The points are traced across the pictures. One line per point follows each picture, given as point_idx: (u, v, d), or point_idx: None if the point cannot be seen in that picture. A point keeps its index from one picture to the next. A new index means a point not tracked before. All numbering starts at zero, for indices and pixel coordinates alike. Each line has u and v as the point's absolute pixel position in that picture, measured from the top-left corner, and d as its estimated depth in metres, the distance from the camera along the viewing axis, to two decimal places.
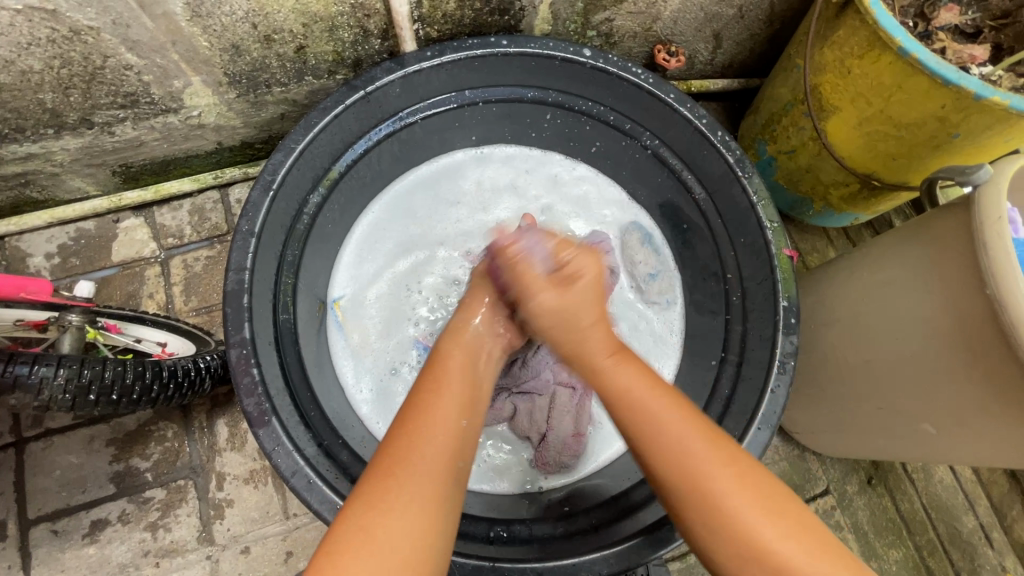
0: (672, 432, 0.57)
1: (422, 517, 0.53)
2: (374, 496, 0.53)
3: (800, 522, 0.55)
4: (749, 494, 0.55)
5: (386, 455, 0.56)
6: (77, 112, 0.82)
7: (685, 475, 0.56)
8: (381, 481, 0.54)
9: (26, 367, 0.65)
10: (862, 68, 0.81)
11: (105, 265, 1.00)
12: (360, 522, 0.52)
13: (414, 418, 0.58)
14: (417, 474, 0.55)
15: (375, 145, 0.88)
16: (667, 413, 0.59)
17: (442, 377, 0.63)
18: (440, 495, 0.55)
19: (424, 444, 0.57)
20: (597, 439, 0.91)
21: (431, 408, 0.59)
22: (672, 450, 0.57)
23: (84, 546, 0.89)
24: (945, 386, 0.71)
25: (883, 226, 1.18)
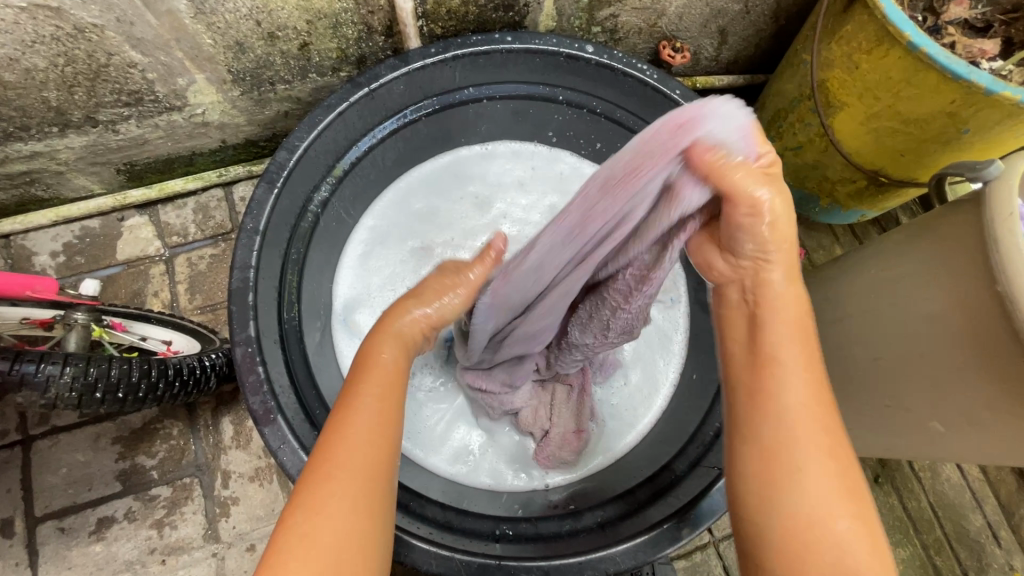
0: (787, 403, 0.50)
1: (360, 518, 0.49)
2: (313, 501, 0.48)
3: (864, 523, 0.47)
4: (834, 492, 0.48)
5: (317, 458, 0.51)
6: (82, 111, 0.82)
7: (780, 460, 0.49)
8: (316, 488, 0.49)
9: (33, 365, 0.65)
10: (870, 64, 0.81)
11: (110, 263, 1.00)
12: (300, 531, 0.47)
13: (346, 423, 0.53)
14: (350, 476, 0.50)
15: (380, 142, 0.87)
16: (789, 388, 0.51)
17: (373, 372, 0.56)
18: (377, 494, 0.51)
19: (361, 443, 0.52)
20: (600, 437, 0.90)
21: (363, 404, 0.54)
22: (783, 424, 0.50)
23: (91, 544, 0.89)
24: (954, 384, 0.70)
25: (890, 222, 1.18)
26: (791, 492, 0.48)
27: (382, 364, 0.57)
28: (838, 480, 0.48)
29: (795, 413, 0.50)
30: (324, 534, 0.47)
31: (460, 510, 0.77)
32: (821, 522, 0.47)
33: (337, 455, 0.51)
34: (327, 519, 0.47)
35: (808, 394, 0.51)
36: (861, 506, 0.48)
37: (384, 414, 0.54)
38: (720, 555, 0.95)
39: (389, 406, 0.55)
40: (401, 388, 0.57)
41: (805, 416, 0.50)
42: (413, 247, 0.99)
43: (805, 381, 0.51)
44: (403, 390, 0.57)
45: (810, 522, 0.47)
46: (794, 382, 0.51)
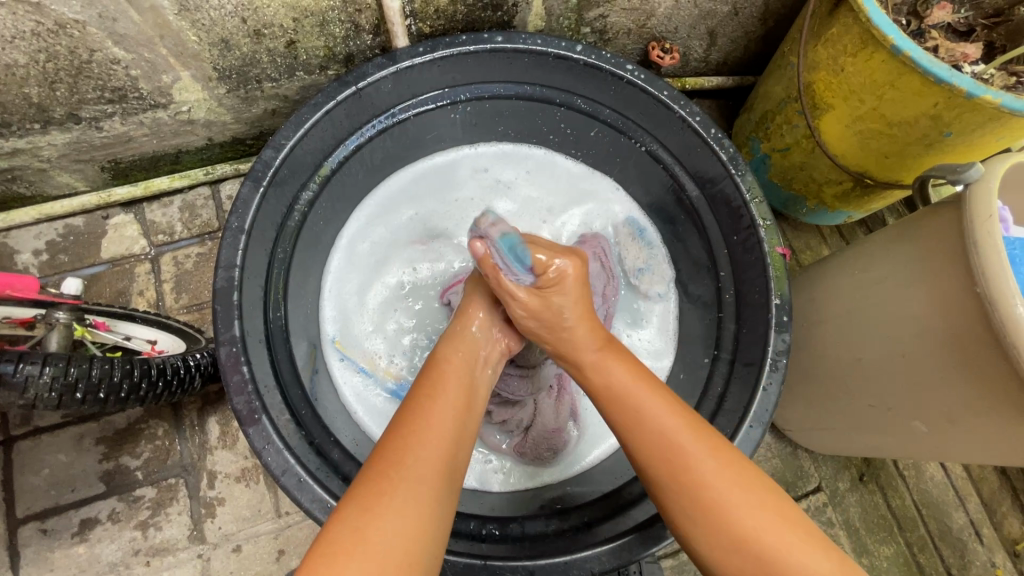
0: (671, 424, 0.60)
1: (420, 519, 0.52)
2: (370, 498, 0.52)
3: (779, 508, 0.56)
4: (745, 493, 0.56)
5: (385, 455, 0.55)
6: (64, 107, 0.81)
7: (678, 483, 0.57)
8: (378, 484, 0.53)
9: (11, 365, 0.65)
10: (855, 67, 0.81)
11: (94, 262, 0.99)
12: (353, 524, 0.50)
13: (408, 432, 0.57)
14: (411, 483, 0.53)
15: (367, 141, 0.87)
16: (668, 418, 0.60)
17: (441, 381, 0.63)
18: (436, 501, 0.53)
19: (427, 447, 0.56)
20: (582, 442, 0.90)
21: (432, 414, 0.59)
22: (680, 446, 0.58)
23: (73, 545, 0.88)
24: (935, 383, 0.71)
25: (875, 224, 1.19)
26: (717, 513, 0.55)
27: (448, 377, 0.64)
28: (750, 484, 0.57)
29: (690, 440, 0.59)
30: (382, 529, 0.50)
31: None
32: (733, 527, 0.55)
33: (404, 458, 0.55)
34: (387, 516, 0.50)
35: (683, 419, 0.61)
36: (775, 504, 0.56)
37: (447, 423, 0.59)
38: None
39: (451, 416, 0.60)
40: (462, 401, 0.62)
41: (693, 434, 0.59)
42: (406, 237, 0.99)
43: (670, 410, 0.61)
44: (464, 405, 0.62)
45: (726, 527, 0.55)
46: (660, 410, 0.61)
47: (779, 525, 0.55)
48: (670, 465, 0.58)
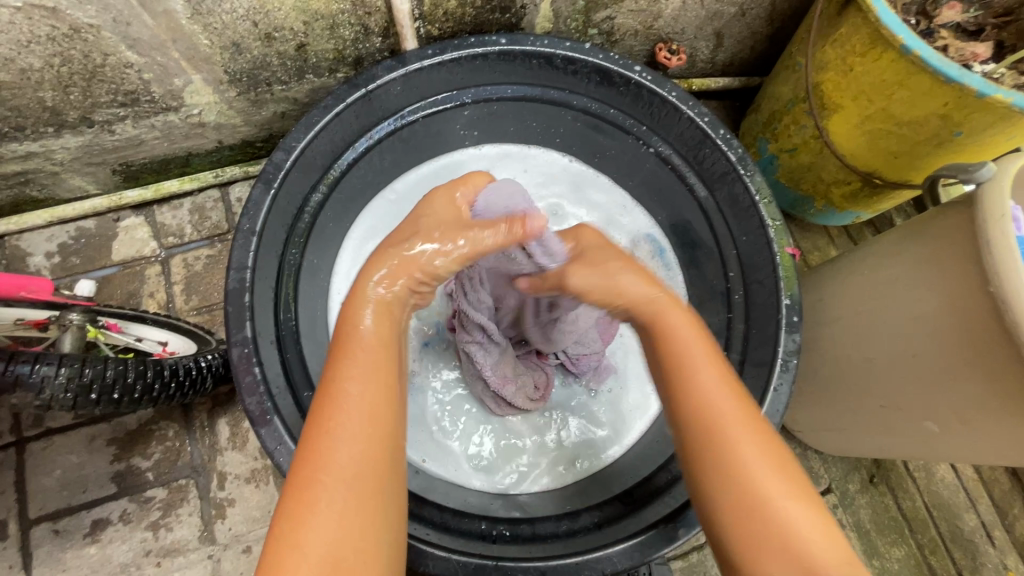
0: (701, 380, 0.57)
1: (353, 513, 0.47)
2: (299, 507, 0.47)
3: (804, 494, 0.51)
4: (754, 443, 0.53)
5: (306, 452, 0.50)
6: (77, 111, 0.82)
7: (713, 429, 0.54)
8: (303, 486, 0.48)
9: (28, 366, 0.65)
10: (863, 67, 0.82)
11: (105, 264, 0.99)
12: (285, 540, 0.46)
13: (327, 419, 0.51)
14: (338, 477, 0.48)
15: (377, 143, 0.88)
16: (704, 377, 0.57)
17: (347, 355, 0.54)
18: (381, 484, 0.50)
19: (344, 438, 0.50)
20: (585, 446, 0.89)
21: (347, 392, 0.52)
22: (713, 408, 0.55)
23: (85, 546, 0.88)
24: (946, 382, 0.71)
25: (884, 224, 1.19)
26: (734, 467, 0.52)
27: (364, 338, 0.56)
28: (766, 445, 0.53)
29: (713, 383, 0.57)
30: (314, 525, 0.46)
31: (455, 511, 0.77)
32: (764, 508, 0.50)
33: (323, 453, 0.49)
34: (318, 511, 0.47)
35: (727, 384, 0.57)
36: (792, 482, 0.52)
37: (365, 400, 0.52)
38: None
39: (376, 390, 0.53)
40: (389, 365, 0.55)
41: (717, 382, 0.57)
42: None
43: (721, 375, 0.57)
44: (391, 367, 0.55)
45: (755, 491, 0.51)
46: (711, 373, 0.57)
47: (795, 501, 0.51)
48: (694, 408, 0.56)
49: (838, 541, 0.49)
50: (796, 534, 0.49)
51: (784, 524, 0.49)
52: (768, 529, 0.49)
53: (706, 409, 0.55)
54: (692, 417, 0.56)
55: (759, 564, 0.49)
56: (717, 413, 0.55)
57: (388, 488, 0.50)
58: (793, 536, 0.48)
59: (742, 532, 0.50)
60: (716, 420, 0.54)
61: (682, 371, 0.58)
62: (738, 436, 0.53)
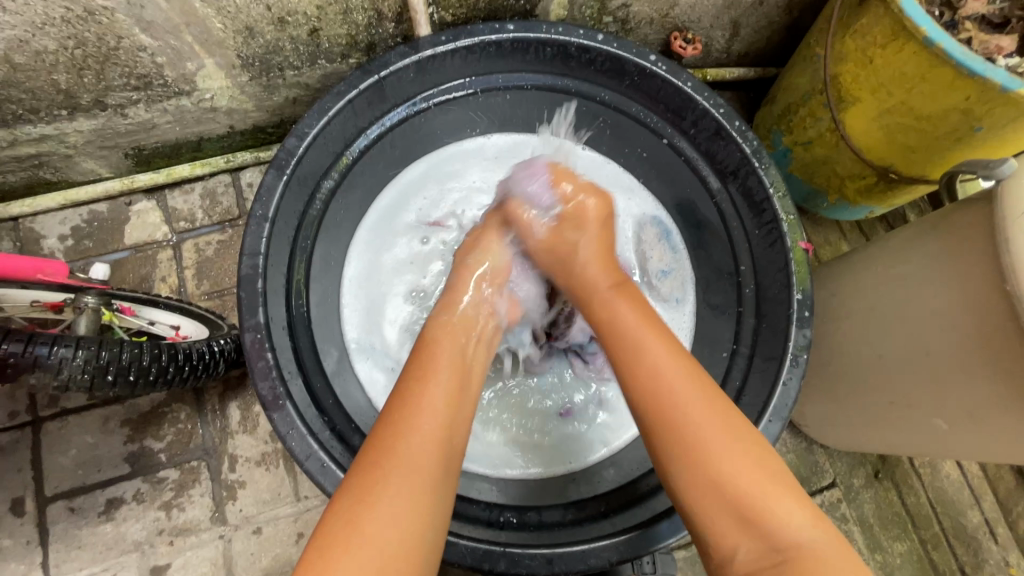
0: (678, 396, 0.57)
1: (416, 513, 0.50)
2: (367, 489, 0.50)
3: (794, 496, 0.53)
4: (730, 447, 0.54)
5: (380, 440, 0.54)
6: (91, 94, 0.82)
7: (681, 445, 0.55)
8: (371, 473, 0.51)
9: (45, 348, 0.66)
10: (884, 58, 0.80)
11: (117, 247, 1.00)
12: (347, 516, 0.49)
13: (403, 414, 0.55)
14: (406, 472, 0.52)
15: (388, 130, 0.88)
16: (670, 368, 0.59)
17: (429, 368, 0.61)
18: (433, 485, 0.52)
19: (419, 429, 0.54)
20: (590, 435, 0.90)
21: (431, 392, 0.57)
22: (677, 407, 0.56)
23: (100, 524, 0.90)
24: (959, 379, 0.71)
25: (896, 220, 1.17)
26: (710, 471, 0.53)
27: (443, 358, 0.62)
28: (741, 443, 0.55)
29: (674, 375, 0.58)
30: (377, 518, 0.49)
31: (464, 497, 0.79)
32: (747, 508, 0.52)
33: (395, 446, 0.53)
34: (380, 505, 0.50)
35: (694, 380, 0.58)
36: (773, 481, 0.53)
37: (439, 405, 0.57)
38: None
39: (451, 398, 0.58)
40: (464, 383, 0.61)
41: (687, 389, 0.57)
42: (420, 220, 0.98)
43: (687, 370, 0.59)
44: (466, 387, 0.61)
45: (733, 499, 0.52)
46: (677, 371, 0.59)
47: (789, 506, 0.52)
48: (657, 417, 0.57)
49: (849, 552, 0.50)
50: (771, 500, 0.52)
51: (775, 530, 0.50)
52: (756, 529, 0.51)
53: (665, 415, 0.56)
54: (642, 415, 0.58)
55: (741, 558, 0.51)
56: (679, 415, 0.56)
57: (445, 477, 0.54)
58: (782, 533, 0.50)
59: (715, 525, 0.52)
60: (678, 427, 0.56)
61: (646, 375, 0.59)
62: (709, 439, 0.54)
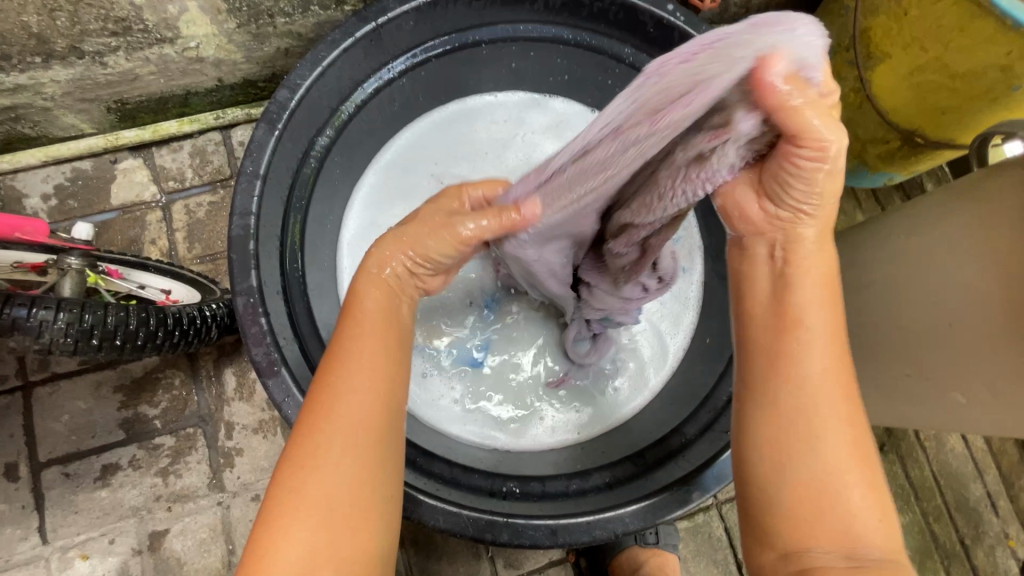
0: (811, 353, 0.47)
1: (359, 479, 0.47)
2: (303, 462, 0.47)
3: (868, 474, 0.47)
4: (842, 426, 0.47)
5: (313, 409, 0.49)
6: (66, 40, 0.76)
7: (803, 418, 0.46)
8: (306, 445, 0.48)
9: (24, 310, 0.63)
10: (921, 10, 0.75)
11: (104, 208, 0.96)
12: (286, 492, 0.46)
13: (334, 378, 0.50)
14: (343, 439, 0.48)
15: (387, 84, 0.83)
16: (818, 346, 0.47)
17: (356, 323, 0.54)
18: (373, 447, 0.49)
19: (353, 394, 0.50)
20: (600, 407, 0.87)
21: (357, 353, 0.51)
22: (805, 374, 0.47)
23: (96, 489, 0.89)
24: (982, 354, 0.68)
25: (915, 188, 1.13)
26: (807, 451, 0.46)
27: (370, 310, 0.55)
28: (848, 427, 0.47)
29: (818, 349, 0.47)
30: (318, 490, 0.46)
31: (465, 468, 0.77)
32: (834, 490, 0.45)
33: (329, 413, 0.49)
34: (319, 477, 0.46)
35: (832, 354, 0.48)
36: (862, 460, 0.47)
37: (370, 364, 0.51)
38: (722, 517, 0.96)
39: (382, 354, 0.52)
40: (392, 333, 0.54)
41: (826, 349, 0.47)
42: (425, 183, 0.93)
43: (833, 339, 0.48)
44: (393, 336, 0.54)
45: (823, 474, 0.46)
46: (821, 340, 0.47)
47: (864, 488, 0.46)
48: (784, 388, 0.47)
49: (894, 523, 0.46)
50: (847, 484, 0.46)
51: (848, 505, 0.45)
52: (836, 513, 0.45)
53: (799, 384, 0.47)
54: (775, 390, 0.48)
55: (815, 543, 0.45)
56: (810, 390, 0.47)
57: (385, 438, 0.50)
58: (855, 516, 0.45)
59: (802, 510, 0.45)
60: (809, 395, 0.47)
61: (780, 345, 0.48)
62: (824, 420, 0.46)
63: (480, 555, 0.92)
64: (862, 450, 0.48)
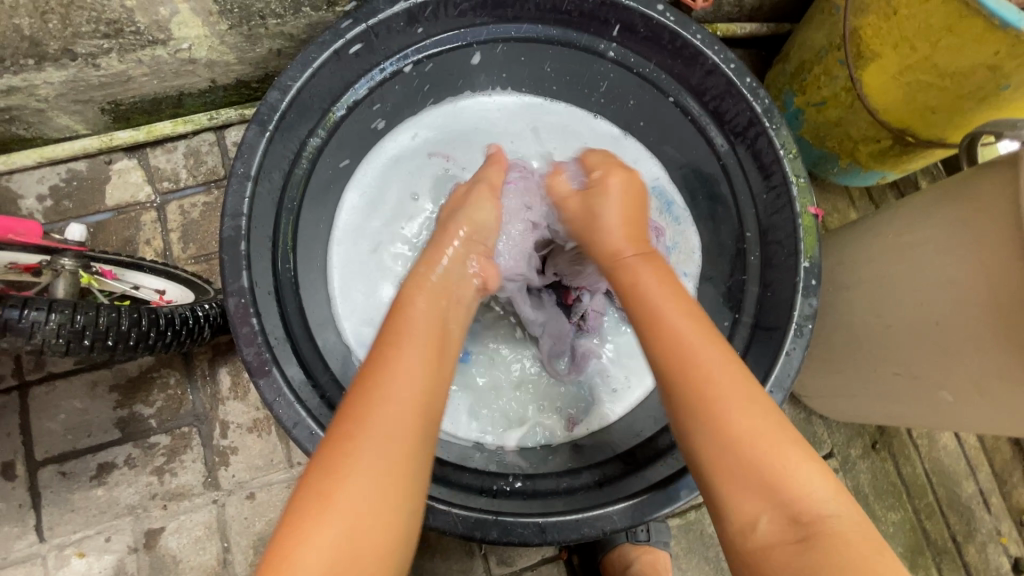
0: (684, 334, 0.56)
1: (389, 487, 0.48)
2: (335, 464, 0.48)
3: (799, 446, 0.52)
4: (744, 398, 0.53)
5: (348, 415, 0.51)
6: (58, 42, 0.76)
7: (700, 396, 0.53)
8: (342, 448, 0.49)
9: (16, 311, 0.64)
10: (910, 9, 0.75)
11: (99, 209, 0.96)
12: (318, 490, 0.47)
13: (376, 381, 0.52)
14: (378, 448, 0.49)
15: (379, 85, 0.83)
16: (682, 329, 0.57)
17: (404, 327, 0.58)
18: (408, 458, 0.50)
19: (395, 402, 0.51)
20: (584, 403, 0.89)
21: (406, 359, 0.54)
22: (691, 356, 0.55)
23: (92, 488, 0.89)
24: (969, 351, 0.68)
25: (908, 186, 1.13)
26: (717, 428, 0.52)
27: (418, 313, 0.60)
28: (751, 398, 0.53)
29: (690, 332, 0.56)
30: (347, 494, 0.47)
31: (456, 466, 0.77)
32: (756, 463, 0.50)
33: (369, 417, 0.50)
34: (353, 480, 0.47)
35: (709, 337, 0.57)
36: (781, 434, 0.52)
37: (416, 373, 0.54)
38: None
39: (425, 366, 0.55)
40: (439, 342, 0.58)
41: (691, 328, 0.57)
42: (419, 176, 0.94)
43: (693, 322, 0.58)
44: (439, 343, 0.58)
45: (743, 446, 0.51)
46: (685, 324, 0.57)
47: (795, 458, 0.50)
48: (680, 373, 0.55)
49: (838, 491, 0.50)
50: (769, 455, 0.50)
51: (780, 474, 0.49)
52: (763, 487, 0.49)
53: (688, 365, 0.55)
54: (675, 385, 0.55)
55: (760, 519, 0.49)
56: (701, 367, 0.54)
57: (423, 434, 0.52)
58: (787, 487, 0.49)
59: (736, 488, 0.50)
60: (701, 367, 0.54)
61: (662, 336, 0.57)
62: (723, 395, 0.53)
63: (473, 552, 0.93)
64: (781, 422, 0.53)
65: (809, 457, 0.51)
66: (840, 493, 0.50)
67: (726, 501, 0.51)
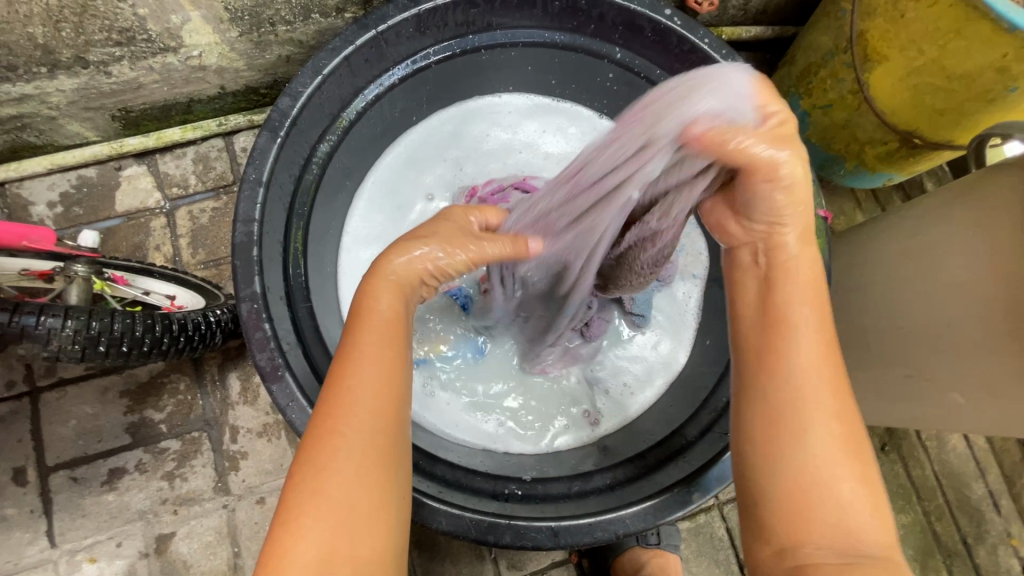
0: (801, 343, 0.52)
1: (374, 476, 0.48)
2: (319, 456, 0.47)
3: (868, 481, 0.50)
4: (835, 420, 0.50)
5: (323, 414, 0.49)
6: (71, 50, 0.77)
7: (794, 405, 0.51)
8: (323, 441, 0.48)
9: (33, 318, 0.64)
10: (917, 13, 0.75)
11: (109, 215, 0.97)
12: (306, 486, 0.46)
13: (346, 376, 0.50)
14: (360, 439, 0.48)
15: (388, 91, 0.84)
16: (804, 338, 0.52)
17: (361, 326, 0.53)
18: (391, 444, 0.50)
19: (370, 392, 0.50)
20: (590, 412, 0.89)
21: (366, 356, 0.51)
22: (799, 365, 0.52)
23: (103, 493, 0.90)
24: (979, 355, 0.68)
25: (914, 188, 1.13)
26: (796, 442, 0.50)
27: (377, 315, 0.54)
28: (842, 420, 0.51)
29: (820, 338, 0.52)
30: (333, 486, 0.46)
31: (467, 470, 0.77)
32: (822, 484, 0.48)
33: (346, 412, 0.49)
34: (337, 473, 0.47)
35: (819, 353, 0.52)
36: (857, 463, 0.50)
37: (380, 364, 0.51)
38: (724, 518, 0.97)
39: (392, 360, 0.52)
40: (399, 338, 0.54)
41: (815, 340, 0.52)
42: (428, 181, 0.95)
43: (821, 334, 0.53)
44: (401, 340, 0.54)
45: (813, 467, 0.49)
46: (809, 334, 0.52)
47: (859, 488, 0.49)
48: (775, 380, 0.52)
49: (888, 527, 0.49)
50: (837, 480, 0.49)
51: (841, 498, 0.48)
52: (822, 508, 0.48)
53: (788, 374, 0.52)
54: (773, 389, 0.52)
55: (810, 537, 0.48)
56: (798, 381, 0.51)
57: (402, 430, 0.51)
58: (843, 510, 0.48)
59: (795, 504, 0.48)
60: (804, 378, 0.51)
61: (771, 341, 0.53)
62: (812, 410, 0.50)
63: (483, 556, 0.93)
64: (861, 452, 0.50)
65: (878, 497, 0.49)
66: (887, 528, 0.49)
67: (768, 504, 0.50)
